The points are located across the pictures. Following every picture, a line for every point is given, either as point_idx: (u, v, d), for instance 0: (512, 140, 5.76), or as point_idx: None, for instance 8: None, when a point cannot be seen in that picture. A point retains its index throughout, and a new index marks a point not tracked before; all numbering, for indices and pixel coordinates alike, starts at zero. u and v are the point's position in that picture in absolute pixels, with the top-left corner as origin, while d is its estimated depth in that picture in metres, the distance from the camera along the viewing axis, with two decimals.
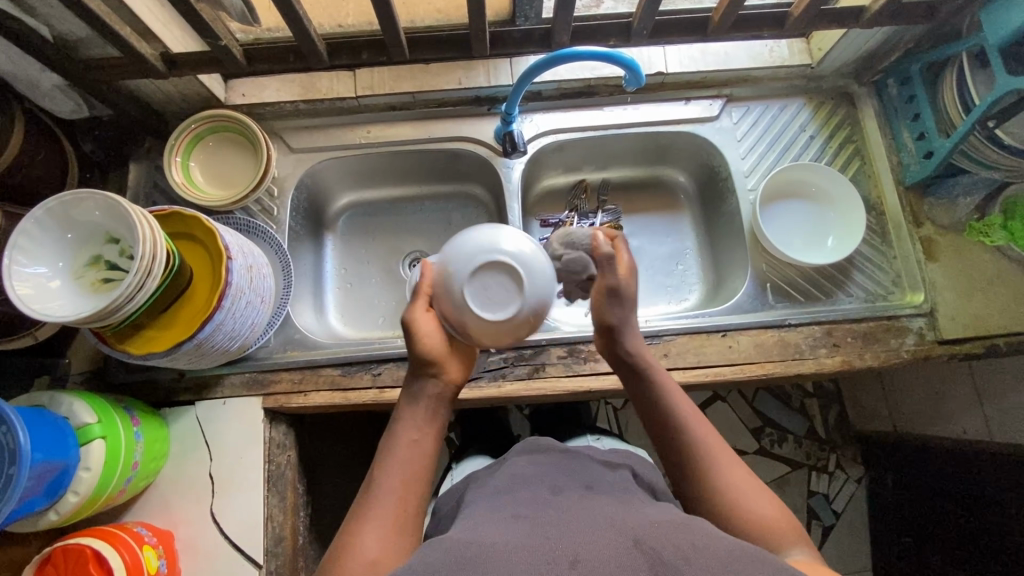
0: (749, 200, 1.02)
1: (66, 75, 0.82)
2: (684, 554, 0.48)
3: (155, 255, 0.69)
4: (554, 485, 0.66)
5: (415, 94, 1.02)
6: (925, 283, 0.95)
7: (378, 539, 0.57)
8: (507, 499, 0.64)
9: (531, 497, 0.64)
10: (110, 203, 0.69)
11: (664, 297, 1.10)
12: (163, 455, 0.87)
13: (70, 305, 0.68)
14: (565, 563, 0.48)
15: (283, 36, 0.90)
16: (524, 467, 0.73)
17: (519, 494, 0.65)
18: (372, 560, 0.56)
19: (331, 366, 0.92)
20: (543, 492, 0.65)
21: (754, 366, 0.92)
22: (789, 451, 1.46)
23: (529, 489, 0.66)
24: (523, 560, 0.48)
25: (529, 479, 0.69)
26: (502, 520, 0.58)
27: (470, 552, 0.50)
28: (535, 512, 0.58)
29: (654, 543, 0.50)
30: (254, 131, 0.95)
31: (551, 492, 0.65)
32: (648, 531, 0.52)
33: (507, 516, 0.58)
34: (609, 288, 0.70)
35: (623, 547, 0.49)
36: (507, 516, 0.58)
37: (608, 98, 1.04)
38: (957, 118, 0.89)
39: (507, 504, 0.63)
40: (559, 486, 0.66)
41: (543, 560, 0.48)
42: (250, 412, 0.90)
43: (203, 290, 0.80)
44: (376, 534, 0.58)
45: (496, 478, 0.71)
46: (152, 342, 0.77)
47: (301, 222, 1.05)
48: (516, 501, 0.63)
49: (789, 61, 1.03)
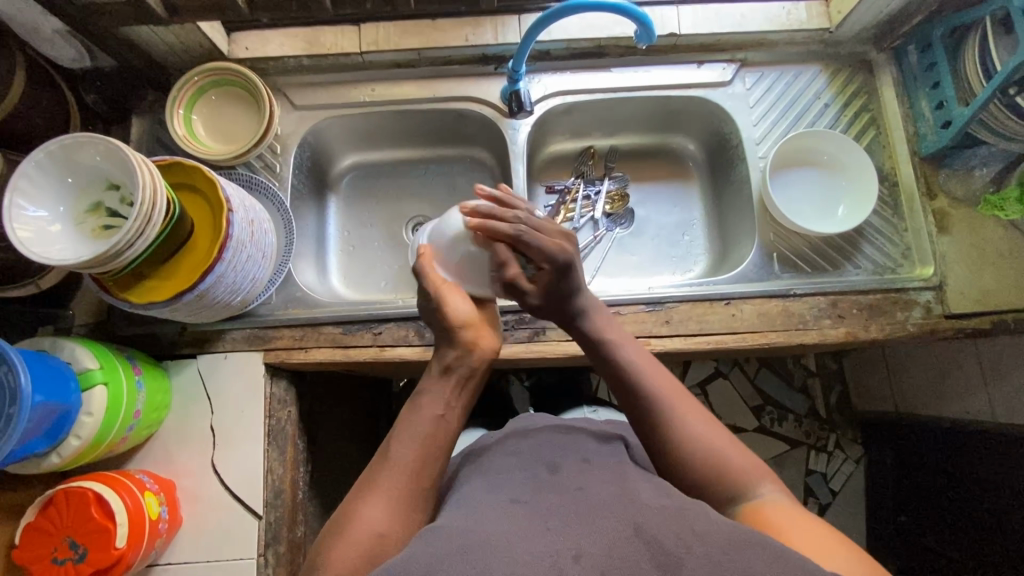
0: (759, 168, 1.00)
1: (68, 20, 0.80)
2: (684, 542, 0.49)
3: (154, 202, 0.68)
4: (550, 462, 0.65)
5: (421, 51, 0.99)
6: (935, 256, 0.94)
7: (388, 515, 0.58)
8: (502, 477, 0.64)
9: (525, 476, 0.63)
10: (111, 149, 0.68)
11: (668, 267, 1.09)
12: (165, 406, 0.88)
13: (71, 250, 0.68)
14: (567, 558, 0.48)
15: None
16: (522, 440, 0.72)
17: (514, 470, 0.65)
18: (379, 534, 0.57)
19: (332, 325, 0.92)
20: (540, 472, 0.64)
21: (757, 335, 0.91)
22: (788, 429, 1.46)
23: (524, 464, 0.66)
24: (526, 552, 0.49)
25: (526, 452, 0.68)
26: (498, 502, 0.58)
27: (467, 543, 0.50)
28: (535, 498, 0.58)
29: (656, 531, 0.50)
30: (257, 85, 0.93)
31: (548, 472, 0.64)
32: (646, 517, 0.53)
33: (504, 498, 0.58)
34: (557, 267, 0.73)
35: (623, 536, 0.50)
36: (504, 498, 0.59)
37: (618, 60, 1.02)
38: (977, 86, 0.86)
39: (501, 484, 0.62)
40: (555, 463, 0.65)
41: (543, 553, 0.49)
42: (251, 368, 0.90)
43: (203, 241, 0.80)
44: (386, 510, 0.59)
45: (492, 453, 0.71)
46: (154, 292, 0.77)
47: (304, 181, 1.05)
48: (509, 482, 0.62)
49: (807, 24, 0.99)
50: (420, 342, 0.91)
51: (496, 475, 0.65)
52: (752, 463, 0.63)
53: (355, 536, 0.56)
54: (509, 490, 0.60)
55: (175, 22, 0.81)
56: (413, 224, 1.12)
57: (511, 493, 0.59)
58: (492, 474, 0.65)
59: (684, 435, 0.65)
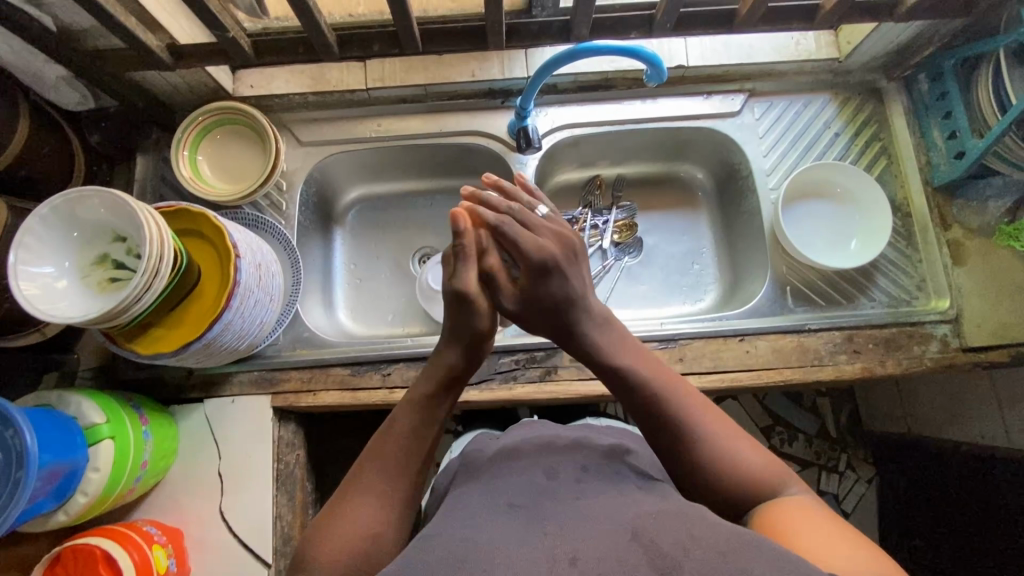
0: (770, 200, 0.99)
1: (70, 67, 0.80)
2: (682, 545, 0.46)
3: (162, 255, 0.67)
4: (550, 467, 0.63)
5: (427, 87, 0.99)
6: (951, 288, 0.93)
7: (381, 516, 0.57)
8: (501, 486, 0.61)
9: (525, 480, 0.62)
10: (117, 202, 0.67)
11: (679, 297, 1.08)
12: (172, 453, 0.87)
13: (77, 306, 0.67)
14: (563, 562, 0.46)
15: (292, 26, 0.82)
16: (520, 449, 0.72)
17: (512, 476, 0.64)
18: (373, 535, 0.56)
19: (340, 366, 0.91)
20: (538, 478, 0.62)
21: (772, 372, 0.90)
22: (799, 449, 1.43)
23: (523, 470, 0.64)
24: (521, 557, 0.47)
25: (526, 460, 0.67)
26: (497, 508, 0.56)
27: (468, 548, 0.49)
28: (535, 503, 0.56)
29: (653, 535, 0.48)
30: (263, 124, 0.92)
31: (546, 478, 0.61)
32: (643, 521, 0.51)
33: (501, 504, 0.57)
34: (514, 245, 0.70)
35: (620, 540, 0.48)
36: (502, 503, 0.57)
37: (626, 92, 1.01)
38: (991, 118, 0.85)
39: (498, 490, 0.60)
40: (554, 469, 0.63)
41: (539, 558, 0.47)
42: (259, 412, 0.89)
43: (210, 287, 0.79)
44: (380, 511, 0.57)
45: (492, 463, 0.70)
46: (160, 342, 0.76)
47: (310, 216, 1.04)
48: (509, 488, 0.60)
49: (815, 54, 0.98)
50: None
51: (496, 485, 0.62)
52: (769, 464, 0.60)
53: (349, 538, 0.55)
54: (506, 494, 0.59)
55: (181, 67, 0.80)
56: (421, 255, 1.11)
57: (509, 498, 0.58)
58: (492, 482, 0.63)
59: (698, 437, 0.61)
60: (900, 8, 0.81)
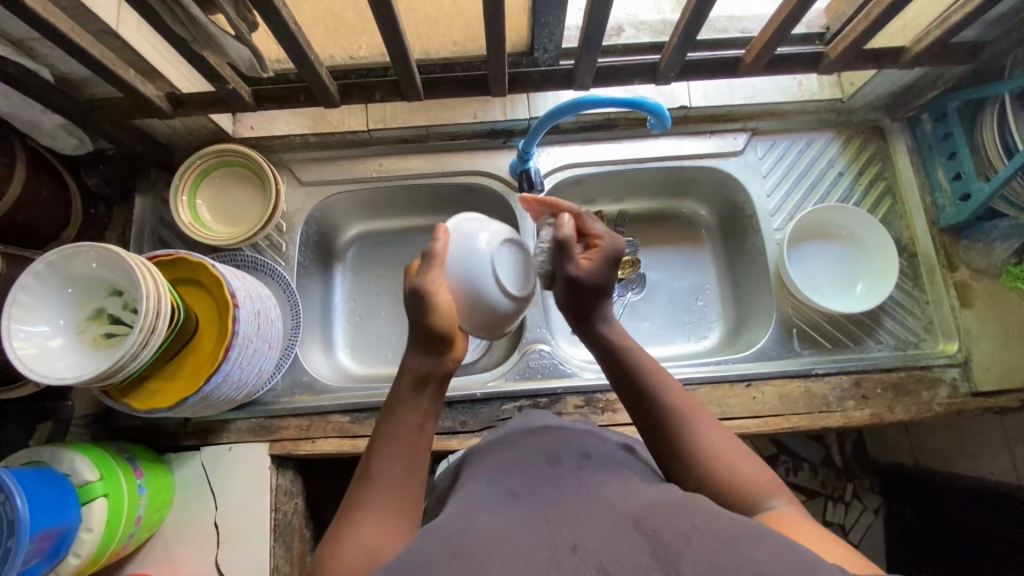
0: (774, 240, 0.98)
1: (69, 116, 0.79)
2: (683, 535, 0.43)
3: (158, 312, 0.66)
4: (551, 454, 0.60)
5: (429, 128, 0.99)
6: (959, 331, 0.91)
7: (382, 527, 0.52)
8: (502, 477, 0.58)
9: (525, 471, 0.58)
10: (113, 258, 0.66)
11: (682, 334, 1.06)
12: (167, 503, 0.85)
13: (72, 366, 0.65)
14: (565, 550, 0.43)
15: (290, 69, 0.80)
16: (523, 437, 0.67)
17: (512, 468, 0.59)
18: (376, 547, 0.50)
19: (340, 413, 0.89)
20: (539, 465, 0.59)
21: (779, 419, 0.88)
22: (805, 479, 1.34)
23: (524, 459, 0.60)
24: (522, 544, 0.44)
25: (529, 446, 0.64)
26: (499, 497, 0.53)
27: (466, 535, 0.46)
28: (534, 490, 0.53)
29: (655, 524, 0.45)
30: (262, 166, 0.92)
31: (548, 464, 0.58)
32: (646, 510, 0.47)
33: (505, 493, 0.53)
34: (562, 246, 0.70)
35: (621, 529, 0.45)
36: (503, 492, 0.54)
37: (627, 132, 1.01)
38: (998, 163, 0.84)
39: (499, 482, 0.57)
40: (556, 457, 0.60)
41: (539, 544, 0.44)
42: (256, 461, 0.87)
43: (208, 337, 0.77)
44: (380, 525, 0.52)
45: (491, 448, 0.66)
46: (155, 395, 0.74)
47: (309, 256, 1.02)
48: (510, 477, 0.57)
49: (818, 95, 0.99)
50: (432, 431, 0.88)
51: (498, 475, 0.59)
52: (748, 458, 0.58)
53: (348, 558, 0.49)
54: (508, 483, 0.56)
55: (179, 115, 0.79)
56: None
57: (509, 487, 0.55)
58: (493, 475, 0.59)
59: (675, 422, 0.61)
60: (903, 56, 0.81)
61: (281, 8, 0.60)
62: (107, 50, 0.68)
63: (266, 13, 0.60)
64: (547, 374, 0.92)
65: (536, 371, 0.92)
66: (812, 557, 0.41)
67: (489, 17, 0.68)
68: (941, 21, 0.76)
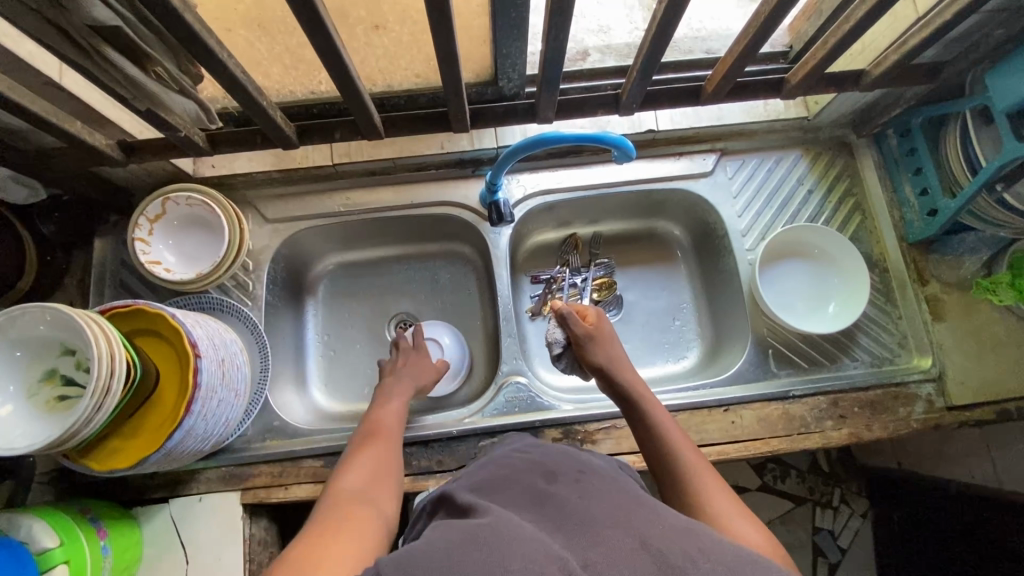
0: (747, 261, 0.98)
1: (18, 166, 0.76)
2: (691, 557, 0.42)
3: (113, 371, 0.64)
4: (547, 471, 0.58)
5: (395, 160, 0.98)
6: (932, 346, 0.92)
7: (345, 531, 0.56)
8: (500, 496, 0.55)
9: (522, 488, 0.55)
10: (63, 317, 0.64)
11: (661, 357, 1.05)
12: (135, 561, 0.82)
13: (25, 434, 0.63)
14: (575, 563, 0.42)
15: (232, 107, 0.78)
16: (513, 456, 0.65)
17: (510, 486, 0.56)
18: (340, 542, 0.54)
19: (313, 457, 0.87)
20: (535, 481, 0.57)
21: (758, 443, 0.88)
22: (792, 486, 1.29)
23: (520, 475, 0.58)
24: (535, 545, 0.43)
25: (522, 463, 0.62)
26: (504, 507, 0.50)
27: (483, 530, 0.45)
28: (539, 507, 0.51)
29: (662, 543, 0.43)
30: (219, 200, 0.89)
31: (545, 480, 0.57)
32: (654, 527, 0.46)
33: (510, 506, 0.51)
34: (580, 339, 0.83)
35: (626, 547, 0.43)
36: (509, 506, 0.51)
37: (596, 156, 1.00)
38: (962, 178, 0.84)
39: (496, 499, 0.54)
40: (552, 472, 0.58)
41: (552, 550, 0.43)
42: (228, 511, 0.85)
43: (168, 394, 0.74)
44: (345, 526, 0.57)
45: (482, 468, 0.64)
46: (116, 456, 0.71)
47: (278, 294, 1.00)
48: (509, 495, 0.55)
49: (784, 114, 0.99)
50: (408, 472, 0.87)
51: (495, 491, 0.56)
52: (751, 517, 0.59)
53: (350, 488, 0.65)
54: (510, 502, 0.53)
55: (133, 161, 0.78)
56: (396, 322, 1.07)
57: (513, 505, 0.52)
58: (489, 493, 0.56)
59: (675, 460, 0.66)
60: (864, 78, 0.82)
61: (227, 60, 0.58)
62: (48, 101, 0.66)
63: (210, 64, 0.58)
64: (525, 407, 0.91)
65: (513, 405, 0.91)
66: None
67: (443, 57, 0.66)
68: (899, 45, 0.76)
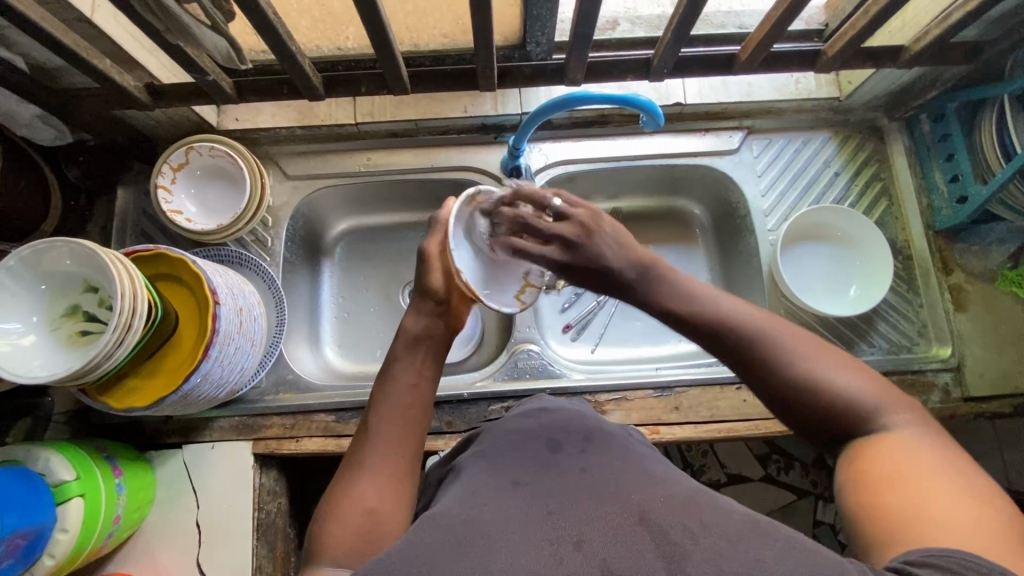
0: (769, 241, 0.97)
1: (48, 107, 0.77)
2: (690, 533, 0.41)
3: (135, 309, 0.64)
4: (554, 440, 0.58)
5: (418, 121, 0.97)
6: (953, 335, 0.90)
7: (375, 488, 0.52)
8: (505, 465, 0.55)
9: (529, 456, 0.55)
10: (87, 253, 0.65)
11: (674, 336, 1.04)
12: (148, 503, 0.84)
13: (47, 364, 0.64)
14: (570, 545, 0.41)
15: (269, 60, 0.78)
16: (523, 421, 0.64)
17: (513, 454, 0.56)
18: (370, 510, 0.51)
19: (324, 412, 0.88)
20: (539, 451, 0.56)
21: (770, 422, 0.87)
22: (796, 479, 1.22)
23: (526, 444, 0.58)
24: (528, 538, 0.42)
25: (532, 428, 0.62)
26: (501, 486, 0.50)
27: (475, 526, 0.43)
28: (537, 477, 0.51)
29: (660, 518, 0.42)
30: (240, 151, 0.90)
31: (551, 451, 0.56)
32: (654, 502, 0.45)
33: (507, 482, 0.51)
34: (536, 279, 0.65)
35: (626, 524, 0.42)
36: (506, 480, 0.51)
37: (620, 128, 0.99)
38: (995, 164, 0.82)
39: (506, 466, 0.54)
40: (558, 441, 0.58)
41: (543, 540, 0.42)
42: (239, 459, 0.86)
43: (187, 338, 0.75)
44: (374, 479, 0.53)
45: (488, 434, 0.64)
46: (134, 394, 0.72)
47: (296, 251, 1.00)
48: (514, 464, 0.54)
49: (815, 93, 0.97)
50: None
51: (502, 460, 0.56)
52: (855, 374, 0.50)
53: (375, 453, 0.55)
54: (512, 470, 0.53)
55: (160, 107, 0.78)
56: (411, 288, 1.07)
57: (513, 475, 0.52)
58: (496, 458, 0.57)
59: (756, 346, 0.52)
60: (902, 55, 0.80)
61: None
62: (80, 38, 0.66)
63: (243, 2, 0.57)
64: (536, 375, 0.91)
65: (524, 372, 0.91)
66: (829, 557, 0.38)
67: (475, 10, 0.66)
68: (940, 19, 0.74)
